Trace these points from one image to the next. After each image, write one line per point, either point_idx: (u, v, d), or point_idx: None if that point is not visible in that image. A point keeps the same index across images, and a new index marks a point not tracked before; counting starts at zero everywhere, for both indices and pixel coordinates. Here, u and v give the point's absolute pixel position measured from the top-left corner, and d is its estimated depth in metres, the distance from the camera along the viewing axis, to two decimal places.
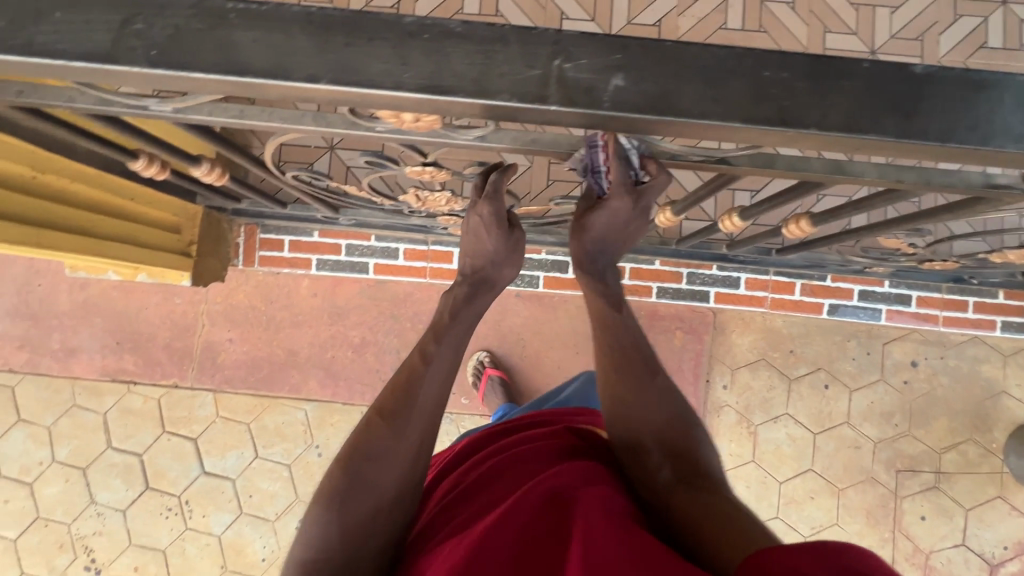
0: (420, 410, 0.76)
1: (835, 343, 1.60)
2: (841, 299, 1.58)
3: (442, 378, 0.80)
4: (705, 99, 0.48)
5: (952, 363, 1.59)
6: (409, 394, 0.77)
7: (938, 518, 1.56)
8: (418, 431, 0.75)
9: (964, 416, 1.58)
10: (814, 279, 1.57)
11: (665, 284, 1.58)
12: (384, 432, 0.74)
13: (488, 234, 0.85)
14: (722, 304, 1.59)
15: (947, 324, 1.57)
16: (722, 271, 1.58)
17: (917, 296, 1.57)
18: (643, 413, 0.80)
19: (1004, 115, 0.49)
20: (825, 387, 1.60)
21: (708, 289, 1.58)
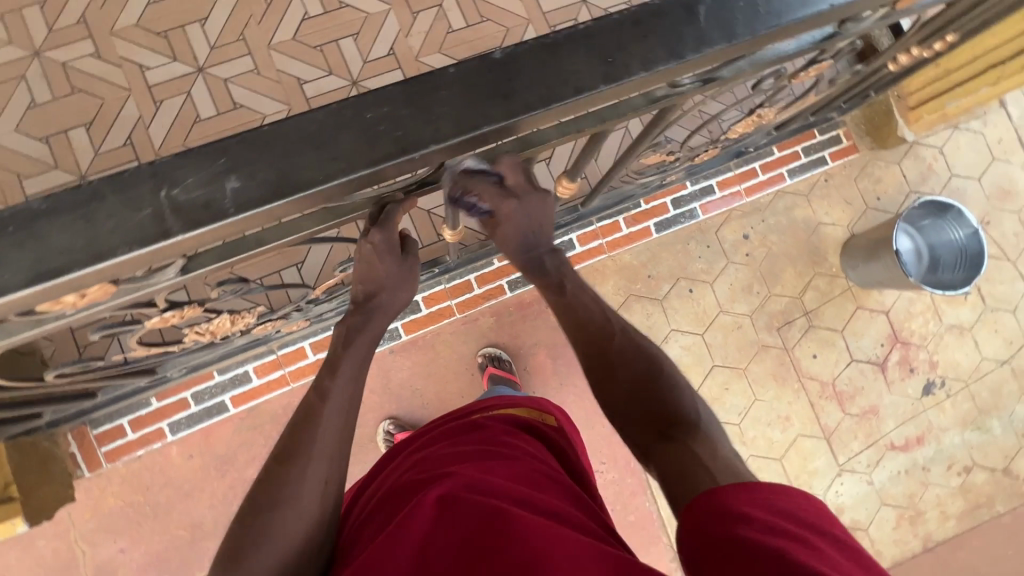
0: (322, 448, 0.76)
1: (678, 251, 1.73)
2: (662, 215, 1.72)
3: (338, 418, 0.79)
4: (324, 162, 0.50)
5: (772, 221, 1.78)
6: (310, 429, 0.77)
7: (825, 350, 1.75)
8: (324, 466, 0.75)
9: (803, 258, 1.78)
10: (632, 208, 1.70)
11: (512, 276, 1.65)
12: (287, 472, 0.73)
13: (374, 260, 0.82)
14: (572, 267, 1.67)
15: (751, 192, 1.77)
16: (555, 240, 1.66)
17: (717, 183, 1.75)
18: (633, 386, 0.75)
19: (583, 63, 0.54)
20: (691, 292, 1.73)
21: None
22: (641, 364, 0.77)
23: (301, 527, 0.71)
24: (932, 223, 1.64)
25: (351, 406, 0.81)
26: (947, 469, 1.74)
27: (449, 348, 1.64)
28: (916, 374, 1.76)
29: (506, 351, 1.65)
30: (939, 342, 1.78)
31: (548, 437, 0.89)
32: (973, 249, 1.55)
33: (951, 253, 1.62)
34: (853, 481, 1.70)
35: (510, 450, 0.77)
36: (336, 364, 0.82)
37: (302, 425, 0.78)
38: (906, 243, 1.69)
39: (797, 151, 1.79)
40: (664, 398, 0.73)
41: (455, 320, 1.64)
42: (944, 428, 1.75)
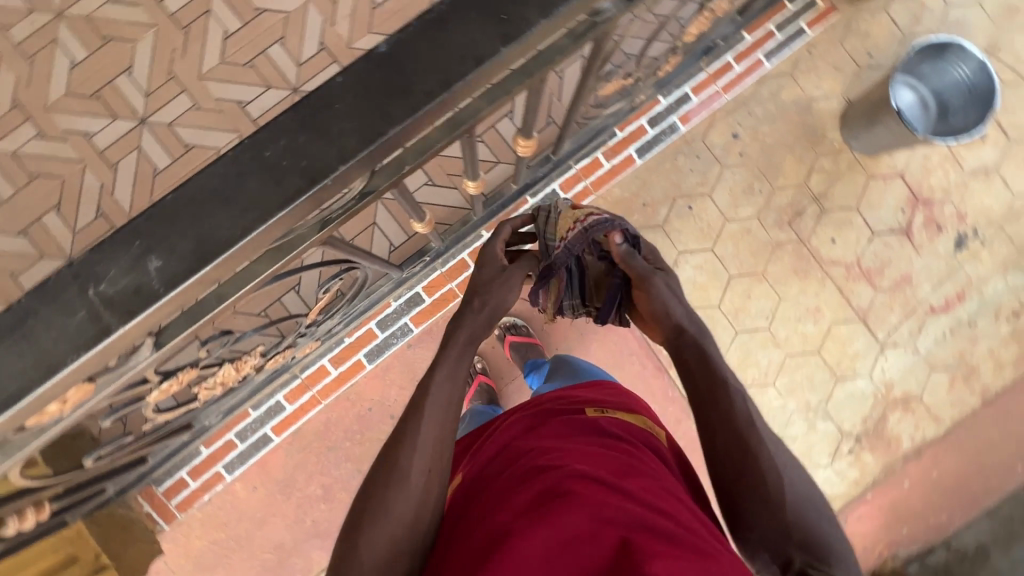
0: (427, 435, 0.77)
1: (668, 171, 1.66)
2: (641, 138, 1.64)
3: (441, 414, 0.79)
4: (237, 216, 0.48)
5: (760, 112, 1.67)
6: (411, 425, 0.77)
7: (844, 231, 1.67)
8: (428, 458, 0.76)
9: (800, 142, 1.68)
10: (608, 140, 1.60)
11: None
12: (398, 455, 0.75)
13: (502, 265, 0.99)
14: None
15: (729, 88, 1.66)
16: (537, 194, 1.58)
17: (691, 88, 1.65)
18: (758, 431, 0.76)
19: (477, 33, 0.50)
20: (691, 209, 1.67)
21: None
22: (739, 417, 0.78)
23: (407, 505, 0.72)
24: (931, 67, 1.51)
25: (450, 397, 0.81)
26: (995, 318, 1.67)
27: None
28: (945, 230, 1.67)
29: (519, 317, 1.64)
30: (964, 191, 1.68)
31: (658, 443, 0.87)
32: (984, 85, 1.42)
33: (960, 94, 1.49)
34: (897, 355, 1.67)
35: (633, 459, 0.76)
36: (445, 367, 0.83)
37: (409, 419, 0.79)
38: (908, 98, 1.57)
39: (770, 29, 1.65)
40: (757, 485, 0.71)
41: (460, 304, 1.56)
42: (984, 279, 1.68)
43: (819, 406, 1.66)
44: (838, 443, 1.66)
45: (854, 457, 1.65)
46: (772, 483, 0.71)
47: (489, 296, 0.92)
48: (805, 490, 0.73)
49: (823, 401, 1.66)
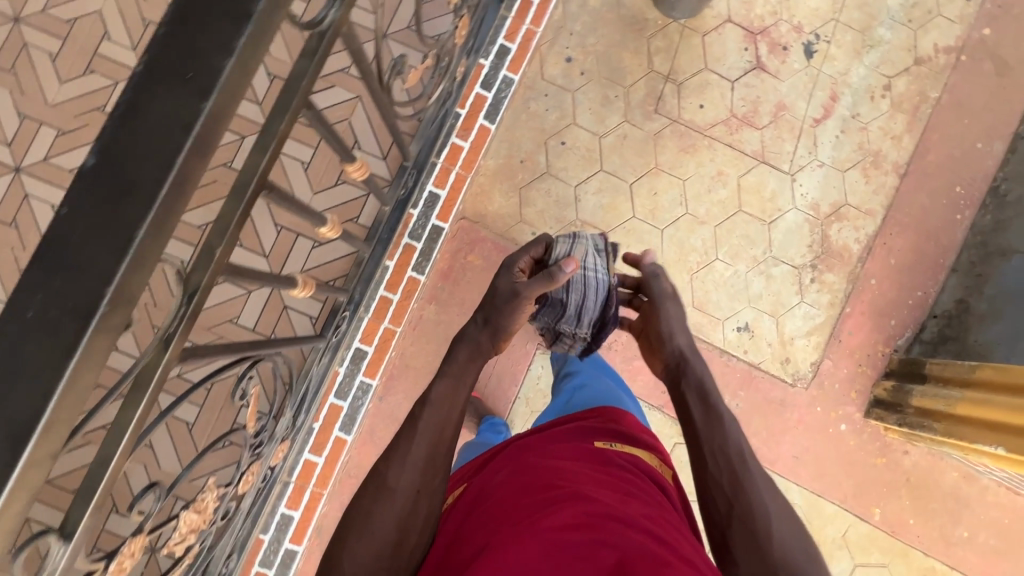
0: (418, 452, 0.93)
1: (526, 122, 1.68)
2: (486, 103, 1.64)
3: (431, 433, 0.95)
4: (32, 386, 0.46)
5: (579, 27, 1.69)
6: (407, 447, 0.93)
7: (707, 92, 1.70)
8: (417, 473, 0.91)
9: (629, 34, 1.70)
10: (455, 121, 1.54)
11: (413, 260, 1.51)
12: (389, 470, 0.91)
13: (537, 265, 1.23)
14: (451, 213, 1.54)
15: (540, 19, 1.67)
16: (418, 202, 1.52)
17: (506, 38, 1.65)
18: (747, 476, 0.98)
19: (174, 102, 0.49)
20: (565, 144, 1.68)
21: (430, 223, 1.52)
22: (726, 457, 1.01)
23: (393, 518, 0.86)
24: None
25: (441, 427, 0.96)
26: (872, 101, 1.73)
27: (421, 356, 1.63)
28: (791, 47, 1.72)
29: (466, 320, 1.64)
30: (789, 5, 1.72)
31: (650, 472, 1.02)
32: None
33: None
34: (807, 176, 1.71)
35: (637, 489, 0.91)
36: (440, 392, 1.01)
37: (401, 439, 0.95)
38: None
39: None
40: (742, 514, 0.94)
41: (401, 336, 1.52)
42: (846, 72, 1.73)
43: (766, 256, 1.70)
44: (799, 278, 1.70)
45: (818, 283, 1.70)
46: (756, 524, 0.93)
47: (503, 316, 1.12)
48: (795, 539, 0.92)
49: (767, 250, 1.70)
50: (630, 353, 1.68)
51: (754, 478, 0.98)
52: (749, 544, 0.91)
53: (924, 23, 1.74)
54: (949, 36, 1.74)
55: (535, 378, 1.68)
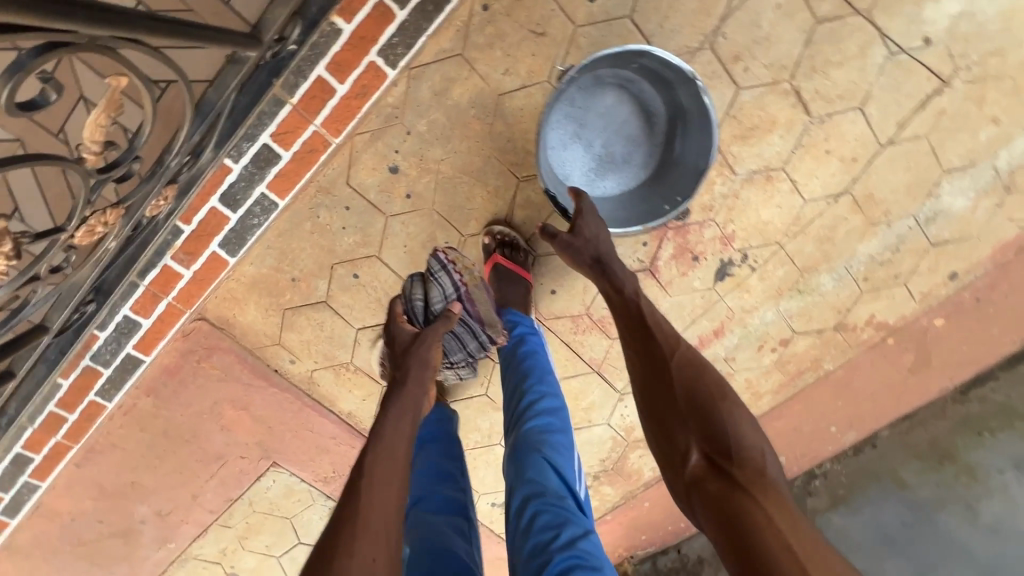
0: (376, 509, 0.64)
1: (310, 234, 1.17)
2: (226, 225, 1.12)
3: (387, 489, 0.67)
4: None
5: (425, 126, 1.07)
6: (360, 504, 0.64)
7: (567, 278, 1.26)
8: (377, 542, 0.61)
9: (494, 163, 1.12)
10: (171, 241, 1.10)
11: (100, 382, 1.30)
12: (343, 545, 0.59)
13: (425, 332, 0.97)
14: (157, 344, 1.28)
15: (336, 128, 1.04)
16: (108, 326, 1.22)
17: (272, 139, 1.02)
18: (666, 368, 0.72)
19: None
20: (357, 278, 1.23)
21: (126, 349, 1.27)
22: (633, 335, 0.79)
23: None
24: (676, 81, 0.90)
25: (403, 475, 0.71)
26: (757, 350, 1.36)
27: (131, 440, 1.41)
28: (704, 260, 1.23)
29: (189, 422, 1.40)
30: (732, 206, 1.18)
31: None
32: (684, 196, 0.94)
33: (676, 169, 0.97)
34: None
35: None
36: (388, 433, 0.76)
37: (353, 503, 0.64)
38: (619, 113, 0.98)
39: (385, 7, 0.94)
40: (657, 377, 0.72)
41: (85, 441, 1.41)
42: (750, 310, 1.31)
43: None
44: None
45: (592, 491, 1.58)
46: (661, 376, 0.72)
47: (411, 363, 0.90)
48: (714, 391, 0.68)
49: None
50: None
51: (688, 352, 0.74)
52: (686, 424, 0.66)
53: (878, 287, 1.29)
54: (893, 312, 1.32)
55: (262, 488, 1.53)
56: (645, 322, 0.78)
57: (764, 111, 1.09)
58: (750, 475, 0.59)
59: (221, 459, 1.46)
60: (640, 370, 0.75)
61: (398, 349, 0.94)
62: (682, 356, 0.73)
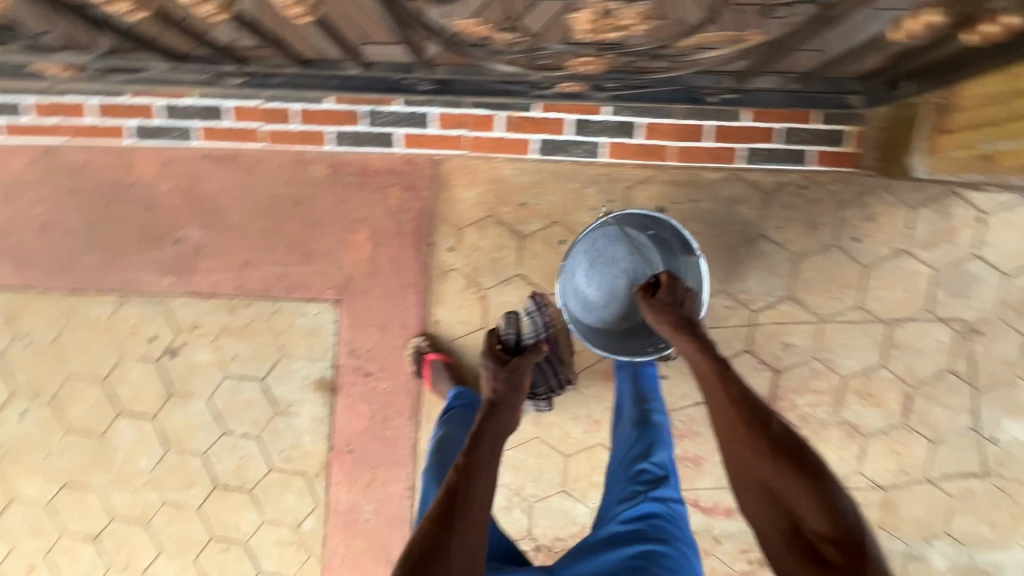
0: (469, 527, 0.87)
1: (570, 191, 1.39)
2: (554, 135, 1.35)
3: (478, 513, 0.89)
4: None
5: (704, 207, 1.38)
6: (457, 516, 0.87)
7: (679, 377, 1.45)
8: (465, 551, 0.85)
9: (717, 266, 1.40)
10: (520, 109, 1.33)
11: (342, 128, 1.38)
12: (446, 544, 0.83)
13: (517, 364, 1.17)
14: (416, 149, 1.39)
15: (681, 156, 1.35)
16: (409, 107, 1.36)
17: (644, 125, 1.32)
18: (757, 441, 0.84)
19: None
20: (560, 244, 1.41)
21: (393, 130, 1.37)
22: (729, 402, 0.91)
23: None
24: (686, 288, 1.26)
25: (485, 497, 0.92)
26: (741, 551, 1.50)
27: (267, 182, 1.42)
28: None
29: (324, 213, 1.43)
30: (816, 431, 1.45)
31: None
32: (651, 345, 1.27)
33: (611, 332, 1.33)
34: None
35: None
36: (489, 463, 0.98)
37: (456, 519, 0.87)
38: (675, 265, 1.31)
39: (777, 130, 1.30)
40: (755, 450, 0.84)
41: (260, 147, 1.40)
42: None
43: (527, 498, 1.53)
44: (517, 537, 1.54)
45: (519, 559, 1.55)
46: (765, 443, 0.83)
47: (504, 395, 1.11)
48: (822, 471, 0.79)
49: (534, 496, 1.53)
50: (367, 398, 1.51)
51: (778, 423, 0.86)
52: (789, 502, 0.79)
53: None
54: None
55: (299, 310, 1.48)
56: (734, 391, 0.92)
57: (884, 391, 1.42)
58: (853, 561, 0.71)
59: (306, 260, 1.45)
60: (737, 436, 0.87)
61: (491, 378, 1.15)
62: (776, 424, 0.86)
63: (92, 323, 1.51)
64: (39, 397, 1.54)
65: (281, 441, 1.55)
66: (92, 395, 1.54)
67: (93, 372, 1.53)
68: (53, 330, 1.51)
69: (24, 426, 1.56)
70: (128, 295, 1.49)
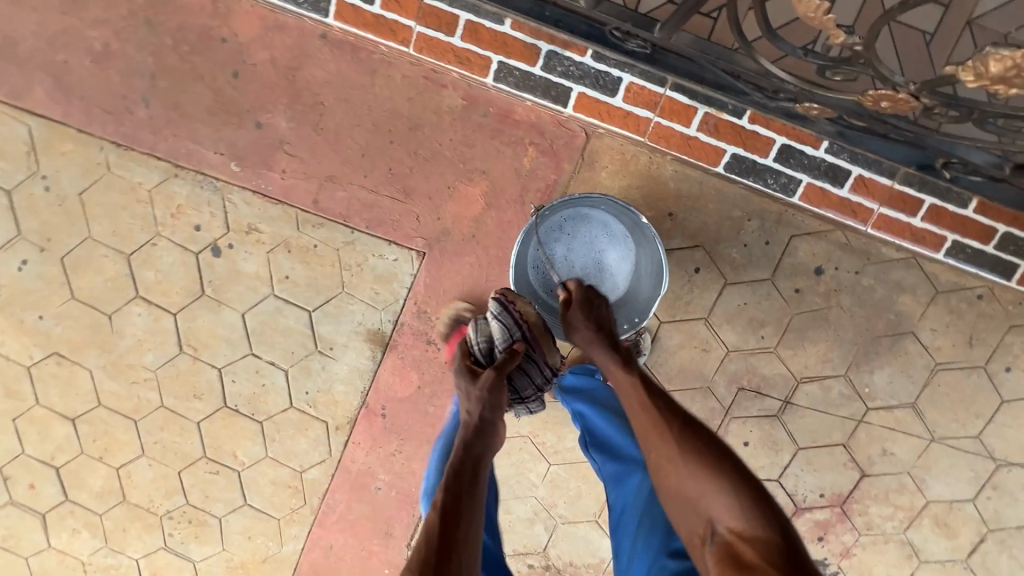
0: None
1: (727, 217, 1.19)
2: (751, 154, 1.14)
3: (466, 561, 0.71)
4: None
5: (865, 284, 1.20)
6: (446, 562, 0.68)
7: (761, 449, 1.32)
8: None
9: (850, 350, 1.24)
10: (726, 111, 1.12)
11: (513, 63, 1.14)
12: None
13: (489, 371, 0.95)
14: (581, 116, 1.16)
15: (880, 226, 1.16)
16: (598, 64, 1.12)
17: (856, 177, 1.13)
18: (673, 442, 0.80)
19: None
20: (693, 272, 1.22)
21: (571, 87, 1.14)
22: (648, 414, 0.85)
23: None
24: (644, 307, 1.09)
25: (473, 533, 0.75)
26: None
27: (387, 90, 1.19)
28: (820, 545, 1.37)
29: (442, 149, 1.20)
30: (875, 542, 1.36)
31: None
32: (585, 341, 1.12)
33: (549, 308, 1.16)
34: None
35: None
36: (470, 506, 0.78)
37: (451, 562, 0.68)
38: (634, 272, 1.13)
39: (993, 231, 1.15)
40: (677, 462, 0.78)
41: (404, 52, 1.16)
42: None
43: (554, 517, 1.41)
44: (529, 551, 1.43)
45: (524, 573, 1.44)
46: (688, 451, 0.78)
47: (484, 407, 0.91)
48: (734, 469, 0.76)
49: (561, 517, 1.41)
50: (419, 365, 1.33)
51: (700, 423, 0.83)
52: (702, 503, 0.74)
53: None
54: None
55: (376, 248, 1.27)
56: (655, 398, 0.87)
57: (962, 526, 1.32)
58: (767, 557, 0.65)
59: (402, 195, 1.23)
60: (662, 450, 0.80)
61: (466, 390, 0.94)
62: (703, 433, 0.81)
63: (129, 188, 1.26)
64: (45, 250, 1.30)
65: (311, 381, 1.37)
66: (108, 268, 1.31)
67: (116, 243, 1.29)
68: (81, 181, 1.26)
69: (21, 277, 1.33)
70: (181, 169, 1.25)
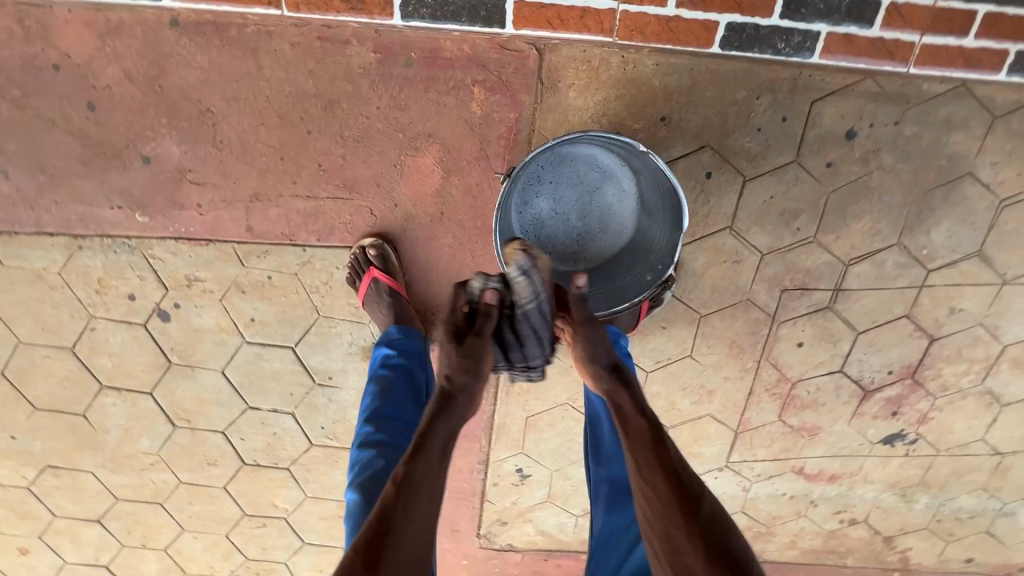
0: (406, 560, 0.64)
1: (731, 103, 0.98)
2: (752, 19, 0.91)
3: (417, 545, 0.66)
4: None
5: (906, 133, 1.01)
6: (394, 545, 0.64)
7: (818, 345, 1.19)
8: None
9: (900, 213, 1.07)
10: None
11: None
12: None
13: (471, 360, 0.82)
14: (526, 32, 0.92)
15: (923, 62, 0.96)
16: None
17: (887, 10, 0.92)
18: (667, 489, 0.71)
19: None
20: (705, 179, 1.03)
21: None
22: (643, 444, 0.77)
23: None
24: (664, 247, 0.91)
25: (431, 512, 0.70)
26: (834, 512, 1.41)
27: (281, 70, 0.94)
28: (895, 419, 1.29)
29: (373, 122, 0.97)
30: (952, 401, 1.27)
31: None
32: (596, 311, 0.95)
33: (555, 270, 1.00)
34: (728, 480, 1.36)
35: None
36: (433, 485, 0.72)
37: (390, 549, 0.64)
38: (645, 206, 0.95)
39: None
40: (669, 502, 0.70)
41: (283, 17, 0.90)
42: (868, 479, 1.37)
43: None
44: None
45: None
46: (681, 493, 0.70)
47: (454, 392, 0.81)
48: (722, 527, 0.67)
49: None
50: None
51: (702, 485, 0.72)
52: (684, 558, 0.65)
53: (936, 534, 1.45)
54: (921, 557, 1.47)
55: (339, 260, 1.08)
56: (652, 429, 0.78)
57: None
58: None
59: (346, 192, 1.02)
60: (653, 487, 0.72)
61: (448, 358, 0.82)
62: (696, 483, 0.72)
63: (37, 277, 1.07)
64: None
65: (323, 416, 1.25)
66: (57, 368, 1.15)
67: (52, 340, 1.12)
68: None
69: None
70: (83, 238, 1.04)
